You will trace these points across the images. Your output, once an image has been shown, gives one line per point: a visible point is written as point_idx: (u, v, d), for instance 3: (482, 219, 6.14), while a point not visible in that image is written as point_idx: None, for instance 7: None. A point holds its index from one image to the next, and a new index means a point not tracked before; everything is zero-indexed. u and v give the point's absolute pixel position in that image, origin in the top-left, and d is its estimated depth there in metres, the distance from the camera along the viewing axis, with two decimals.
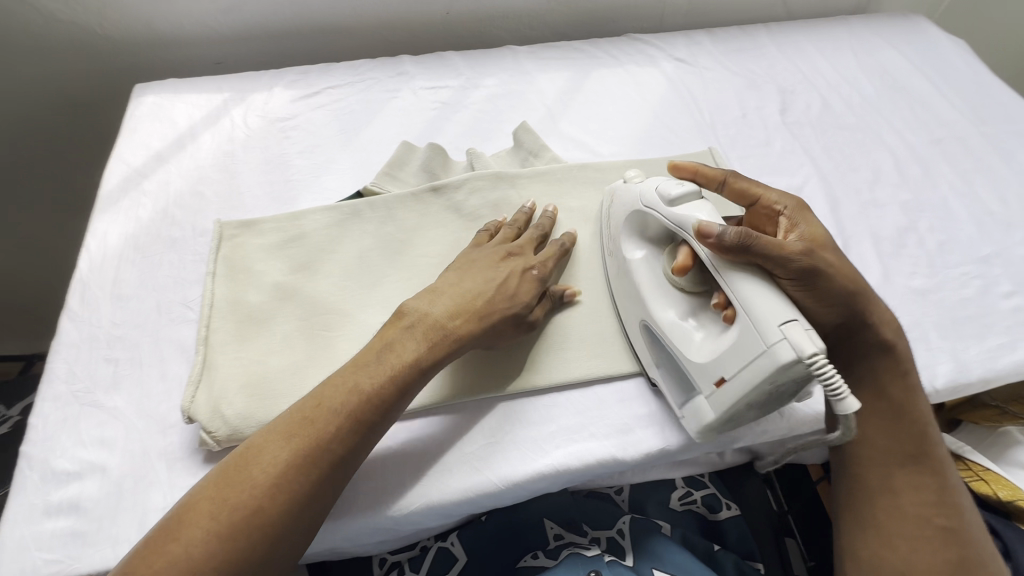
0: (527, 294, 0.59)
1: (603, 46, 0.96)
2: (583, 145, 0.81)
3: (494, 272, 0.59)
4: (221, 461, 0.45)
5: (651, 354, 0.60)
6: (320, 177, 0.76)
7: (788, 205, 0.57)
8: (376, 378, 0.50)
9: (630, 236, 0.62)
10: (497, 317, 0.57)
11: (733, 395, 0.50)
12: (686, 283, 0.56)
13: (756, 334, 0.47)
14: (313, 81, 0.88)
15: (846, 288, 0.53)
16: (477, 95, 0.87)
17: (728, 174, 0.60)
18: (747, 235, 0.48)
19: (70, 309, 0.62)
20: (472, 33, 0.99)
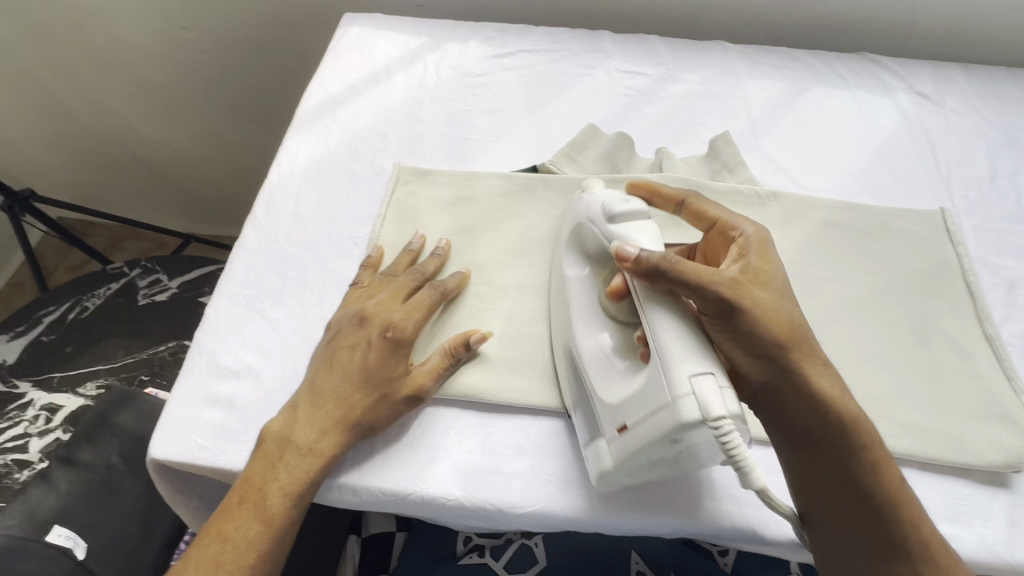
0: (391, 371, 0.53)
1: (830, 61, 0.84)
2: (784, 170, 0.72)
3: (351, 355, 0.53)
4: (251, 461, 0.50)
5: (572, 387, 0.53)
6: (497, 142, 0.74)
7: (745, 234, 0.51)
8: (311, 423, 0.51)
9: (572, 251, 0.57)
10: (360, 413, 0.51)
11: (632, 446, 0.45)
12: (617, 311, 0.52)
13: (665, 385, 0.43)
14: (509, 41, 0.85)
15: (770, 330, 0.46)
16: (675, 89, 0.80)
17: (685, 195, 0.55)
18: (667, 260, 0.45)
19: (256, 216, 0.67)
20: (681, 20, 0.91)
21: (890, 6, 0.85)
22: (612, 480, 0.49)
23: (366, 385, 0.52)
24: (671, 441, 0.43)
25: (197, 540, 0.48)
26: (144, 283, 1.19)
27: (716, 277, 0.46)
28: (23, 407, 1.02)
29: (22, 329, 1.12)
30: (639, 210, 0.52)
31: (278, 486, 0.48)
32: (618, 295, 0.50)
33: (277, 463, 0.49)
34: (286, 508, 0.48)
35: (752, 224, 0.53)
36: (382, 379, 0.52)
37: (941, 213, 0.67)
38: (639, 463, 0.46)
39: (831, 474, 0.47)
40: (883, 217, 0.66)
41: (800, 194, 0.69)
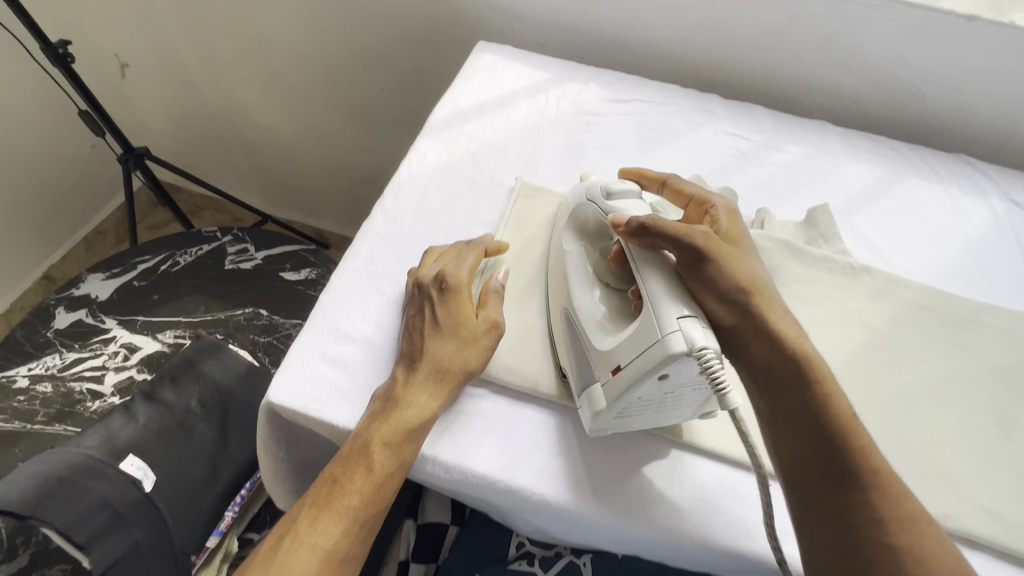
0: (463, 317, 0.57)
1: (927, 157, 0.88)
2: (876, 249, 0.75)
3: (424, 292, 0.58)
4: (362, 424, 0.53)
5: (567, 343, 0.59)
6: (607, 177, 0.80)
7: (717, 203, 0.61)
8: (423, 394, 0.54)
9: (569, 227, 0.65)
10: (449, 362, 0.55)
11: (625, 382, 0.50)
12: (612, 277, 0.60)
13: (655, 325, 0.49)
14: (626, 88, 0.92)
15: (736, 283, 0.53)
16: (777, 157, 0.85)
17: (667, 176, 0.67)
18: (653, 219, 0.55)
19: (385, 203, 0.73)
20: (785, 97, 0.98)
21: (992, 116, 0.89)
22: (606, 423, 0.54)
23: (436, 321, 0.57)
24: (657, 377, 0.48)
25: (313, 499, 0.51)
26: (233, 249, 1.26)
27: (692, 231, 0.54)
28: (106, 341, 1.10)
29: (117, 270, 1.21)
30: (630, 190, 0.62)
31: (386, 446, 0.52)
32: (620, 262, 0.59)
33: (378, 412, 0.53)
34: (392, 469, 0.52)
35: (722, 199, 0.63)
36: (453, 324, 0.56)
37: None
38: (629, 404, 0.51)
39: (791, 404, 0.52)
40: (972, 310, 0.68)
41: (892, 273, 0.72)
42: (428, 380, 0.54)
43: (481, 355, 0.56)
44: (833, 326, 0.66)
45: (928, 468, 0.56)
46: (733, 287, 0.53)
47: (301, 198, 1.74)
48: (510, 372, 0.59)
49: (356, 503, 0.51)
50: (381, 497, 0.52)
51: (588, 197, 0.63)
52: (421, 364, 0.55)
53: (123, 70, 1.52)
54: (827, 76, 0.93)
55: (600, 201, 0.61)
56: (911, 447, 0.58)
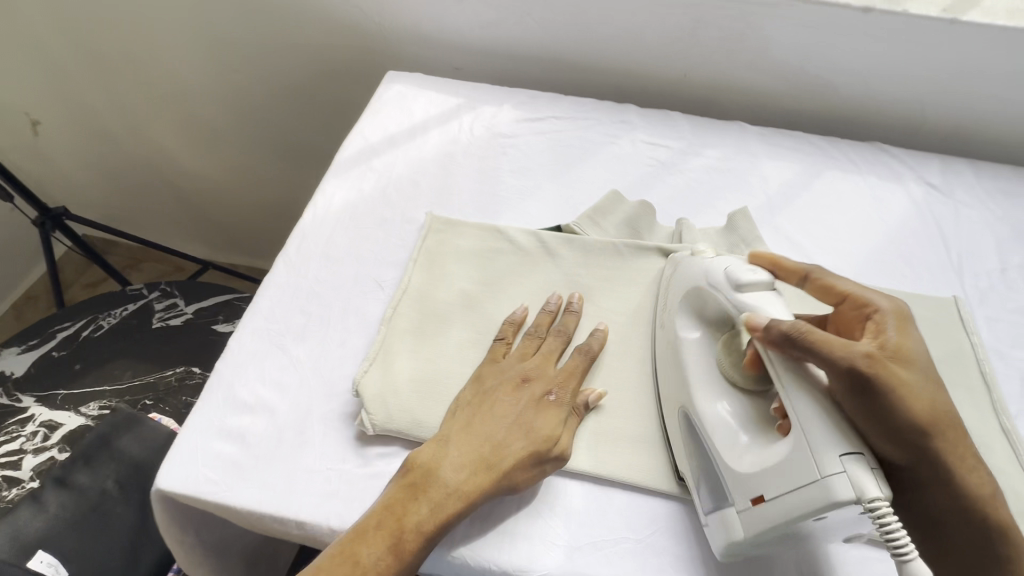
0: (548, 429, 0.53)
1: (844, 148, 0.88)
2: (798, 248, 0.74)
3: (516, 408, 0.53)
4: (400, 477, 0.50)
5: (687, 452, 0.54)
6: (523, 200, 0.77)
7: (884, 308, 0.51)
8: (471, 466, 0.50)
9: (685, 311, 0.59)
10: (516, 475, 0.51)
11: (772, 518, 0.45)
12: (742, 379, 0.53)
13: (812, 462, 0.44)
14: (540, 106, 0.90)
15: (917, 417, 0.46)
16: (695, 162, 0.84)
17: (811, 269, 0.57)
18: (804, 331, 0.47)
19: (287, 254, 0.69)
20: (702, 99, 0.97)
21: (902, 102, 0.90)
22: (740, 551, 0.49)
23: (526, 437, 0.52)
24: (813, 518, 0.44)
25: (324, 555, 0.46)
26: (161, 306, 1.20)
27: (855, 354, 0.46)
28: (23, 421, 1.02)
29: (34, 342, 1.13)
30: (761, 281, 0.53)
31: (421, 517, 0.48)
32: (755, 364, 0.52)
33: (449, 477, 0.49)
34: (415, 548, 0.47)
35: (887, 299, 0.53)
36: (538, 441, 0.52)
37: (954, 303, 0.68)
38: (771, 538, 0.47)
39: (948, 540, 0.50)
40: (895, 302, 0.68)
41: None
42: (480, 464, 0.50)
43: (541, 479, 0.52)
44: None
45: None
46: (907, 431, 0.46)
47: (240, 241, 1.68)
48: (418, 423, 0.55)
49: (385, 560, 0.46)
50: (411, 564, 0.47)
51: (709, 286, 0.57)
52: (477, 442, 0.51)
53: (35, 128, 1.45)
54: (739, 76, 0.93)
55: (729, 293, 0.54)
56: None
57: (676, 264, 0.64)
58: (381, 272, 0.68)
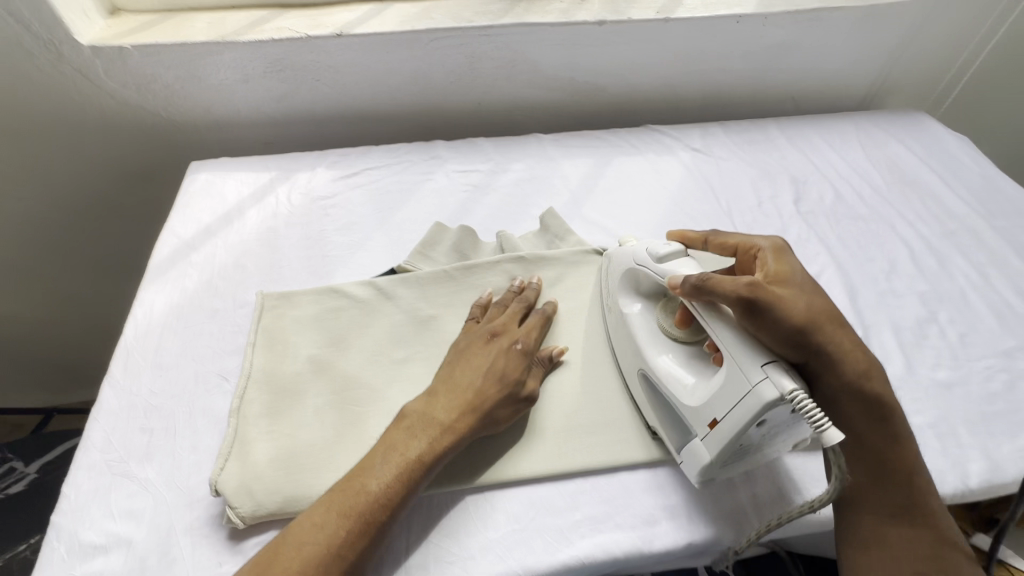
0: (517, 372, 0.62)
1: (624, 136, 1.03)
2: (605, 229, 0.85)
3: (484, 359, 0.62)
4: (263, 548, 0.49)
5: (651, 404, 0.61)
6: (355, 254, 0.80)
7: (765, 247, 0.61)
8: (383, 480, 0.52)
9: (626, 291, 0.66)
10: (493, 410, 0.59)
11: (728, 435, 0.51)
12: (680, 333, 0.60)
13: (741, 375, 0.50)
14: (353, 162, 0.95)
15: (804, 324, 0.53)
16: (504, 178, 0.93)
17: (708, 233, 0.67)
18: (706, 277, 0.55)
19: (112, 376, 0.65)
20: (501, 120, 1.08)
21: (657, 88, 1.08)
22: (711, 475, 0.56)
23: (501, 381, 0.60)
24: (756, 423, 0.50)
25: None
26: None
27: (743, 283, 0.53)
28: None
29: None
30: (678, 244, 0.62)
31: (312, 553, 0.48)
32: (684, 322, 0.60)
33: (372, 480, 0.52)
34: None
35: (768, 240, 0.62)
36: (511, 378, 0.61)
37: None
38: (734, 452, 0.53)
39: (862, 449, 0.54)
40: None
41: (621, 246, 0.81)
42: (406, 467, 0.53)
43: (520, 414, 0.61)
44: (586, 314, 0.73)
45: None
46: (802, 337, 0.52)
47: (84, 375, 1.49)
48: (288, 498, 0.55)
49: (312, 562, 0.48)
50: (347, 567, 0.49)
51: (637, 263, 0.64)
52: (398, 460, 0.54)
53: None
54: (524, 95, 1.05)
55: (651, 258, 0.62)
56: None
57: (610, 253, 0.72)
58: (223, 363, 0.67)
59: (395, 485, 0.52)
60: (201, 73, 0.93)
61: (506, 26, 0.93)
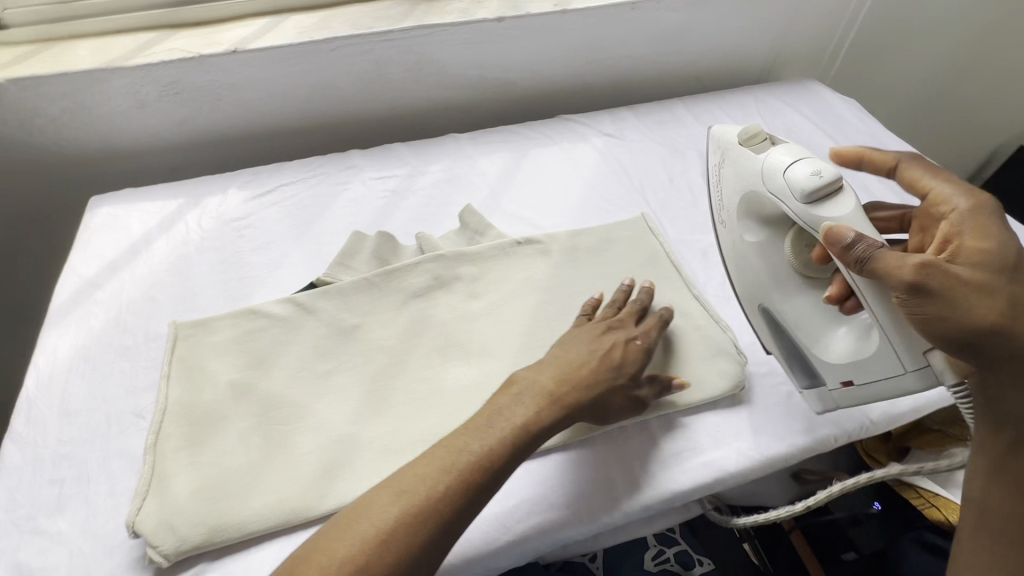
0: (630, 368, 0.63)
1: (538, 128, 1.05)
2: (525, 220, 0.87)
3: (596, 344, 0.63)
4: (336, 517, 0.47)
5: (770, 335, 0.70)
6: (273, 272, 0.79)
7: (961, 207, 0.55)
8: (485, 443, 0.52)
9: (745, 217, 0.68)
10: (601, 385, 0.60)
11: (861, 395, 0.61)
12: (817, 274, 0.64)
13: (898, 361, 0.55)
14: (266, 180, 0.92)
15: (982, 319, 0.48)
16: (422, 181, 0.93)
17: (900, 161, 0.61)
18: (871, 250, 0.51)
19: (13, 431, 0.61)
20: (416, 124, 1.08)
21: (566, 78, 1.10)
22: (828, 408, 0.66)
23: (617, 371, 0.62)
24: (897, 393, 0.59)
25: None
26: None
27: (904, 266, 0.49)
28: None
29: None
30: (804, 157, 0.59)
31: (383, 527, 0.46)
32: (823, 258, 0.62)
33: (474, 440, 0.52)
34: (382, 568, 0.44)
35: (965, 197, 0.56)
36: (613, 365, 0.62)
37: (643, 218, 0.85)
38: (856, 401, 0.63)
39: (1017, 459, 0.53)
40: (604, 233, 0.83)
41: (541, 234, 0.83)
42: (505, 444, 0.52)
43: (629, 406, 0.62)
44: (512, 305, 0.74)
45: None
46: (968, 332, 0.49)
47: None
48: (212, 529, 0.54)
49: (379, 537, 0.45)
50: (431, 537, 0.46)
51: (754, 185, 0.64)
52: (495, 436, 0.53)
53: None
54: (436, 97, 1.05)
55: (771, 180, 0.61)
56: None
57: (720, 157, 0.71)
58: (136, 401, 0.64)
59: (498, 449, 0.52)
60: (90, 102, 0.89)
61: (406, 29, 0.94)
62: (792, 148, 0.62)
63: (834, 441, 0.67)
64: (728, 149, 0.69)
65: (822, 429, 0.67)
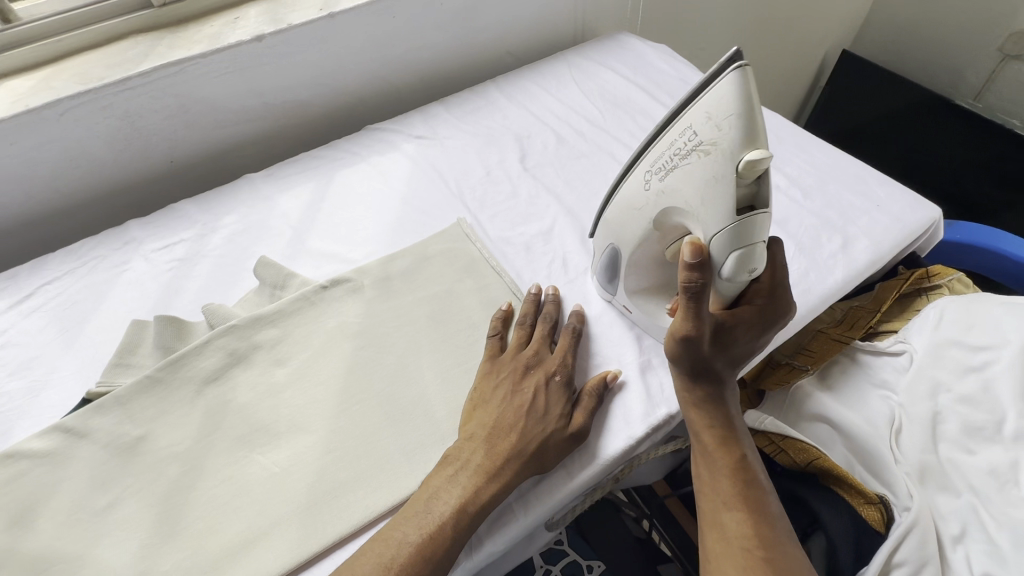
0: (559, 407, 0.58)
1: (345, 146, 0.96)
2: (334, 257, 0.79)
3: (519, 396, 0.58)
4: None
5: (604, 244, 0.64)
6: (38, 396, 0.66)
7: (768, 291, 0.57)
8: (427, 528, 0.50)
9: (684, 215, 0.53)
10: (535, 445, 0.55)
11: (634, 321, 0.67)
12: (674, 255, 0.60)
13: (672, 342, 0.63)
14: (23, 283, 0.78)
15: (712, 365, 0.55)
16: (215, 239, 0.82)
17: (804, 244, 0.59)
18: (696, 285, 0.49)
19: None
20: (209, 170, 0.97)
21: (365, 84, 1.01)
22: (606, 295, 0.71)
23: (545, 419, 0.57)
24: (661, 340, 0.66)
25: None
26: None
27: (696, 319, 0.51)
28: None
29: None
30: (752, 252, 0.50)
31: None
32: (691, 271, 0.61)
33: (413, 531, 0.51)
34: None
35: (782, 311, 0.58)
36: (543, 415, 0.57)
37: (459, 226, 0.79)
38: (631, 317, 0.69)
39: (726, 435, 0.56)
40: (418, 251, 0.76)
41: (351, 270, 0.75)
42: (452, 524, 0.51)
43: (569, 445, 0.57)
44: (323, 359, 0.66)
45: (444, 416, 0.61)
46: (699, 363, 0.54)
47: None
48: None
49: None
50: None
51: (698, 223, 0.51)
52: (439, 522, 0.51)
53: None
54: (220, 137, 0.94)
55: (714, 244, 0.50)
56: (425, 410, 0.62)
57: (701, 141, 0.48)
58: None
59: (439, 534, 0.50)
60: None
61: (148, 72, 0.81)
62: (756, 233, 0.49)
63: (673, 417, 0.62)
64: (718, 142, 0.47)
65: (660, 408, 0.61)
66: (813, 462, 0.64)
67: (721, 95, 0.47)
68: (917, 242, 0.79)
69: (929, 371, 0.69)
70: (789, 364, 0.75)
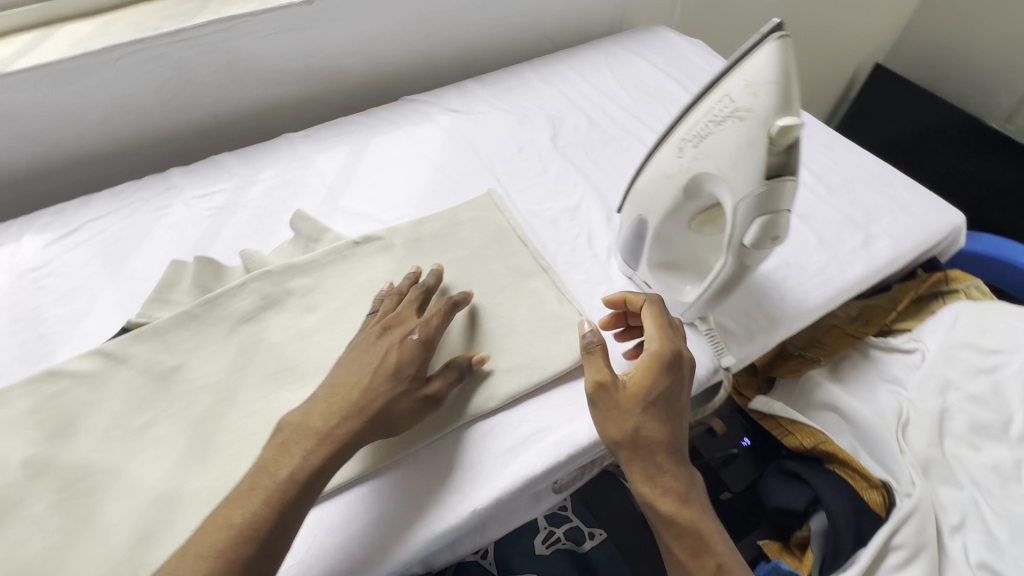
0: (410, 367, 0.57)
1: (381, 114, 0.98)
2: (367, 217, 0.81)
3: (372, 356, 0.57)
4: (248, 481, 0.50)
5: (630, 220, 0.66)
6: (81, 323, 0.70)
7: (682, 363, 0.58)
8: (291, 470, 0.50)
9: (713, 181, 0.54)
10: (382, 405, 0.54)
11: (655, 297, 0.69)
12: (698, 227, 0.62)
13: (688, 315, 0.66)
14: (69, 218, 0.81)
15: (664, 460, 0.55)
16: (253, 191, 0.85)
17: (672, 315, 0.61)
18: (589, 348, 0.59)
19: None
20: (248, 127, 1.00)
21: (404, 56, 1.03)
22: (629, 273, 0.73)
23: (393, 379, 0.56)
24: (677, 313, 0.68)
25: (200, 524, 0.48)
26: None
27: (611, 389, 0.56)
28: None
29: None
30: (778, 216, 0.51)
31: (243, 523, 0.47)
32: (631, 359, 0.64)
33: (271, 470, 0.50)
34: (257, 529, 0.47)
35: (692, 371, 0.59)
36: (392, 376, 0.56)
37: (489, 196, 0.81)
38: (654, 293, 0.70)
39: (697, 537, 0.55)
40: (449, 216, 0.78)
41: (383, 230, 0.78)
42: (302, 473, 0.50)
43: (417, 414, 0.56)
44: (352, 309, 0.69)
45: None
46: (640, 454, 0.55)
47: None
48: None
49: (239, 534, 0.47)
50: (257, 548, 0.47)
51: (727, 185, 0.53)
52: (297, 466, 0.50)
53: None
54: (262, 96, 0.96)
55: (742, 207, 0.52)
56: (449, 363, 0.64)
57: (737, 107, 0.50)
58: None
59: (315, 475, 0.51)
60: None
61: (200, 25, 0.84)
62: (783, 196, 0.51)
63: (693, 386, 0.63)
64: (753, 109, 0.49)
65: None
66: (818, 446, 0.68)
67: (762, 65, 0.49)
68: (939, 246, 0.80)
69: (940, 369, 0.73)
70: (800, 356, 0.76)
